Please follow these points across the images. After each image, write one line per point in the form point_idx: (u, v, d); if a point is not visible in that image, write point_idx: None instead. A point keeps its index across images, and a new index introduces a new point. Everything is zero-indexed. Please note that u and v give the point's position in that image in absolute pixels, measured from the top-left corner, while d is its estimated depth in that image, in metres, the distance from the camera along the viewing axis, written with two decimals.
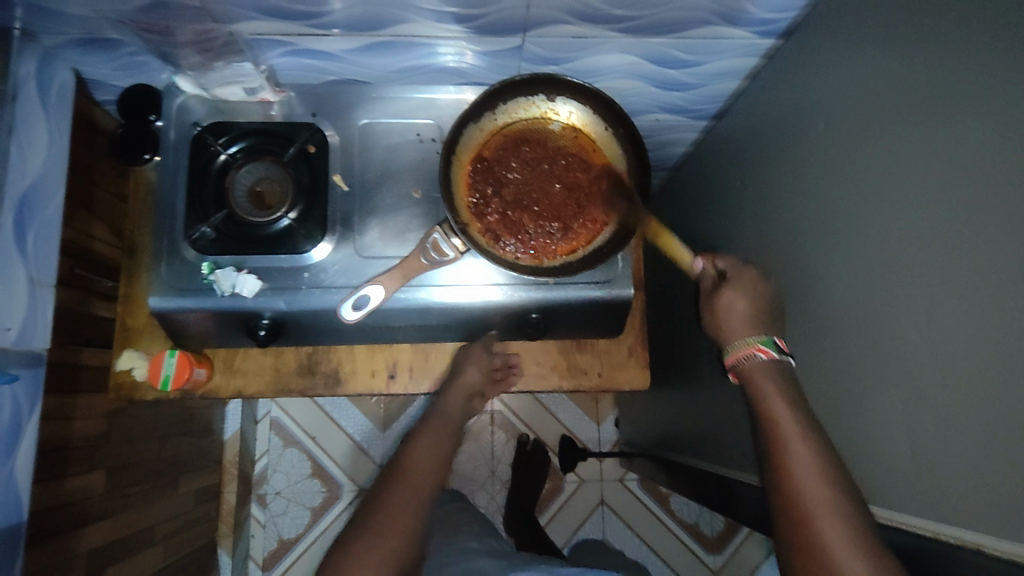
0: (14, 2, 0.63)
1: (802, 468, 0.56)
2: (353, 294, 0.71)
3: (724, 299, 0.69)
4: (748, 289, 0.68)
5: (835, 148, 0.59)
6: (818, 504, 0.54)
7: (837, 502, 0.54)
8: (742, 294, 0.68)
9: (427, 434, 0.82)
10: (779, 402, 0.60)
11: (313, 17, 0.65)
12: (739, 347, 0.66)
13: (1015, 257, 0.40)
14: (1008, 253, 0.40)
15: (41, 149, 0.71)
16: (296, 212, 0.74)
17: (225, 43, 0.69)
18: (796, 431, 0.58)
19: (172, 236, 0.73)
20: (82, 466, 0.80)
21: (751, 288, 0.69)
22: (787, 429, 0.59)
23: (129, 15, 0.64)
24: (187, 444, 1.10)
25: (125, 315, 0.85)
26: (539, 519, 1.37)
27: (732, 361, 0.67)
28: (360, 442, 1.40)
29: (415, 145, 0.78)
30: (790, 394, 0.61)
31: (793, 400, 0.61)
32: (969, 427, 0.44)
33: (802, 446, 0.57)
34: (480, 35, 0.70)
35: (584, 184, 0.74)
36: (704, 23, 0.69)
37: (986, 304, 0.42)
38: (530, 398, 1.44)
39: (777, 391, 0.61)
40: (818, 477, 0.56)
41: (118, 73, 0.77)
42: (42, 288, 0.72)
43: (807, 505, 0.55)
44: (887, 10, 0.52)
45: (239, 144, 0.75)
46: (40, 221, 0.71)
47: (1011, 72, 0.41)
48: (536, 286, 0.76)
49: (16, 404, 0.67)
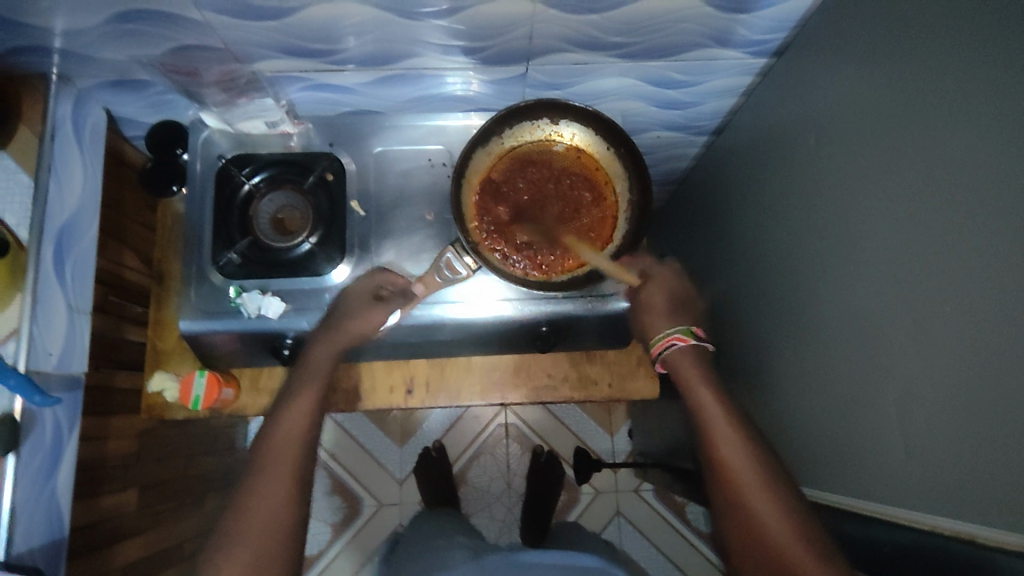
0: (52, 49, 0.67)
1: (726, 441, 0.66)
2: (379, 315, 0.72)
3: (646, 296, 0.75)
4: (663, 286, 0.75)
5: (825, 162, 0.62)
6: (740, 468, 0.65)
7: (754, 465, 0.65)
8: (659, 288, 0.75)
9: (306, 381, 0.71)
10: (702, 383, 0.70)
11: (329, 54, 0.69)
12: (659, 340, 0.73)
13: (989, 263, 0.43)
14: (983, 259, 0.43)
15: (77, 185, 0.76)
16: (316, 237, 0.78)
17: (248, 81, 0.73)
18: (717, 408, 0.68)
19: (200, 262, 0.78)
20: (115, 484, 0.84)
21: (667, 284, 0.76)
22: (709, 408, 0.68)
23: (159, 58, 0.69)
24: (212, 463, 1.13)
25: (155, 338, 0.89)
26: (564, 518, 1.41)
27: (653, 354, 0.74)
28: (379, 458, 1.43)
29: (426, 169, 0.81)
30: (711, 377, 0.70)
31: (714, 382, 0.70)
32: (960, 422, 0.46)
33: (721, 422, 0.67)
34: (486, 65, 0.74)
35: (588, 201, 0.78)
36: (698, 47, 0.72)
37: (962, 309, 0.45)
38: (543, 410, 1.47)
39: (697, 373, 0.70)
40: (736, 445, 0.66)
41: (147, 111, 0.82)
42: (79, 315, 0.76)
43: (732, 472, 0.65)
44: (868, 31, 0.55)
45: (262, 174, 0.79)
46: (77, 251, 0.75)
47: (976, 90, 0.44)
48: (545, 300, 0.79)
49: (58, 425, 0.71)
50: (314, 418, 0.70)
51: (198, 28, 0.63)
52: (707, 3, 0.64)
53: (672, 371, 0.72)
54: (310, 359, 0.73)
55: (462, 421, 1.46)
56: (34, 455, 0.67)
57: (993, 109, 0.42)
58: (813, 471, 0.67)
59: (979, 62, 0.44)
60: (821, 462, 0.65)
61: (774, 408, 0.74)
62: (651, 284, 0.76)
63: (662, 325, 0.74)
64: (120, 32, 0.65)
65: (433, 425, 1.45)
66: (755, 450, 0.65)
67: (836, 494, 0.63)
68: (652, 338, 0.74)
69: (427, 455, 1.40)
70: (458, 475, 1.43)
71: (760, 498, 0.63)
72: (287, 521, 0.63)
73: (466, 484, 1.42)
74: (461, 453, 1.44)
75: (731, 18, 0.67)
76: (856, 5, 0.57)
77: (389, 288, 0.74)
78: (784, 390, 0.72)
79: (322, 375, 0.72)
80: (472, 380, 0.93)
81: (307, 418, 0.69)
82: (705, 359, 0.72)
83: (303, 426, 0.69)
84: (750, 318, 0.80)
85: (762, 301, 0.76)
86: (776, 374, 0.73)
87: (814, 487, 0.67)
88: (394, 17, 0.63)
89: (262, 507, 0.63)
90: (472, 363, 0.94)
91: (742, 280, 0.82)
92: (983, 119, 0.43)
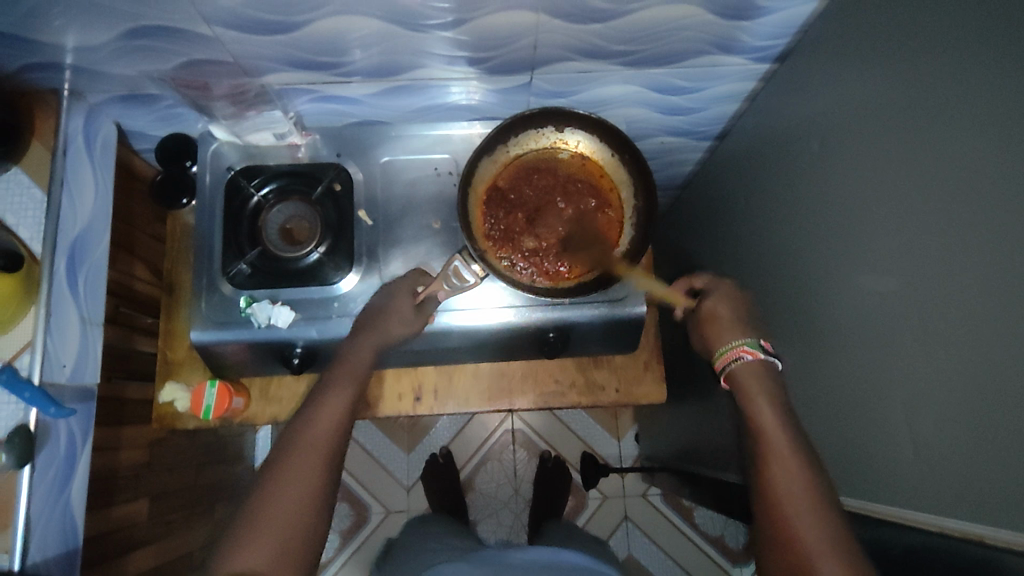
0: (64, 65, 0.69)
1: (783, 468, 0.61)
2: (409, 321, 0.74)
3: (710, 309, 0.74)
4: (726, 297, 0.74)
5: (827, 167, 0.62)
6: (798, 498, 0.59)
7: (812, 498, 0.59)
8: (721, 302, 0.74)
9: (343, 377, 0.70)
10: (764, 406, 0.65)
11: (337, 67, 0.70)
12: (729, 351, 0.70)
13: (991, 267, 0.43)
14: (986, 263, 0.44)
15: (89, 198, 0.77)
16: (325, 247, 0.79)
17: (257, 94, 0.74)
18: (778, 432, 0.63)
19: (210, 273, 0.79)
20: (127, 494, 0.84)
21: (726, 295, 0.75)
22: (771, 431, 0.63)
23: (169, 72, 0.70)
24: (222, 472, 1.14)
25: (166, 348, 0.90)
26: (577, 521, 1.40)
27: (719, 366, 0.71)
28: (387, 465, 1.44)
29: (433, 178, 0.82)
30: (779, 397, 0.66)
31: (780, 403, 0.66)
32: (967, 423, 0.46)
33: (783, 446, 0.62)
34: (491, 75, 0.75)
35: (593, 207, 0.78)
36: (701, 53, 0.73)
37: (966, 312, 0.46)
38: (549, 415, 1.47)
39: (764, 389, 0.67)
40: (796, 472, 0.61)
41: (157, 124, 0.83)
42: (92, 327, 0.77)
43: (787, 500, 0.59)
44: (869, 37, 0.56)
45: (271, 186, 0.81)
46: (89, 264, 0.76)
47: (975, 96, 0.44)
48: (552, 306, 0.79)
49: (72, 436, 0.71)
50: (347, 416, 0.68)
51: (207, 42, 0.64)
52: (710, 10, 0.65)
53: (735, 386, 0.69)
54: (349, 355, 0.71)
55: (469, 427, 1.46)
56: (48, 467, 0.67)
57: (993, 113, 0.43)
58: None
59: (979, 67, 0.44)
60: (829, 466, 0.65)
61: None
62: (713, 296, 0.75)
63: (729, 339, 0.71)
64: (130, 47, 0.66)
65: (440, 432, 1.46)
66: (815, 483, 0.60)
67: (845, 497, 0.63)
68: (720, 348, 0.71)
69: (434, 461, 1.41)
70: (465, 481, 1.43)
71: (815, 533, 0.57)
72: (309, 528, 0.61)
73: (473, 491, 1.42)
74: (468, 459, 1.44)
75: (733, 25, 0.68)
76: (858, 11, 0.58)
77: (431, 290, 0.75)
78: (790, 394, 0.72)
79: (359, 372, 0.71)
80: (480, 386, 0.94)
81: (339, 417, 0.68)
82: (772, 377, 0.68)
83: (334, 424, 0.67)
84: None
85: (767, 305, 0.77)
86: (782, 378, 0.73)
87: None
88: (401, 29, 0.64)
89: (284, 513, 0.60)
90: (480, 370, 0.95)
91: (745, 284, 0.83)
92: (983, 124, 0.44)
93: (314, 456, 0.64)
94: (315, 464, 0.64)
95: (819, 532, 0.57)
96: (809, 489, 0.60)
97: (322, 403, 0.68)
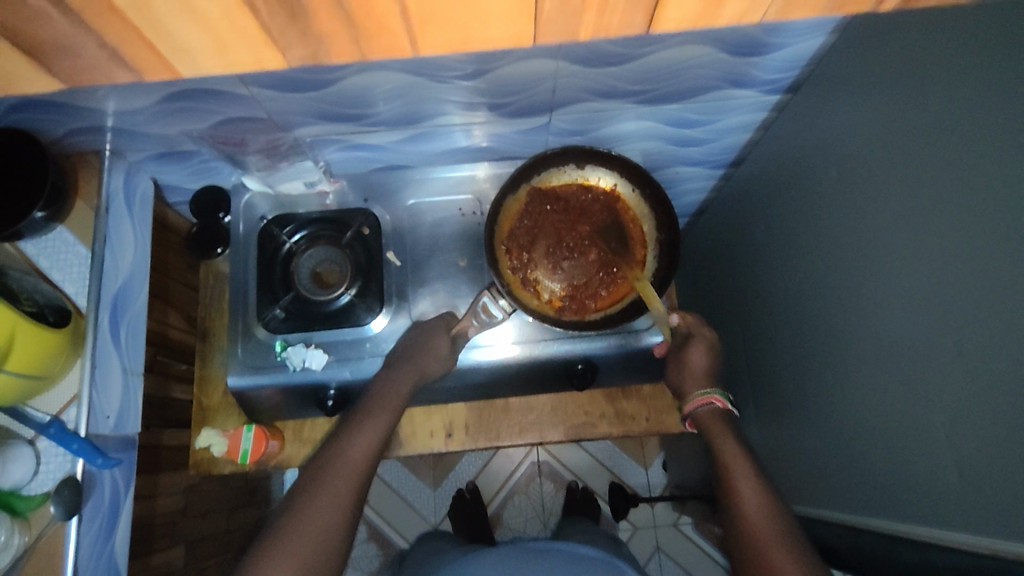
0: (106, 128, 0.72)
1: (744, 492, 0.65)
2: (450, 337, 0.77)
3: (690, 358, 0.78)
4: (705, 346, 0.79)
5: (842, 195, 0.63)
6: (757, 516, 0.63)
7: (772, 515, 0.63)
8: (701, 351, 0.78)
9: (373, 417, 0.71)
10: (727, 437, 0.71)
11: (363, 117, 0.73)
12: (698, 397, 0.75)
13: (1013, 290, 0.44)
14: (1009, 286, 0.44)
15: (129, 250, 0.79)
16: (355, 289, 0.81)
17: (290, 147, 0.78)
18: (741, 459, 0.68)
19: (245, 319, 0.81)
20: (164, 541, 0.84)
21: (708, 345, 0.79)
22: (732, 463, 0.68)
23: (206, 130, 0.74)
24: (254, 515, 1.13)
25: (202, 395, 0.93)
26: (620, 535, 1.40)
27: (686, 411, 0.76)
28: (414, 502, 1.43)
29: (457, 218, 0.85)
30: (735, 431, 0.72)
31: (738, 436, 0.71)
32: (999, 441, 0.47)
33: (746, 474, 0.66)
34: (511, 118, 0.77)
35: (618, 239, 0.79)
36: (715, 88, 0.75)
37: (994, 332, 0.46)
38: (575, 447, 1.46)
39: (723, 429, 0.72)
40: (755, 496, 0.64)
41: (191, 178, 0.87)
42: (133, 377, 0.79)
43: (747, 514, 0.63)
44: (879, 68, 0.58)
45: (302, 232, 0.83)
46: (130, 315, 0.78)
47: (985, 124, 0.46)
48: (579, 338, 0.80)
49: (116, 487, 0.72)
50: (376, 451, 0.69)
51: (242, 101, 0.68)
52: (722, 49, 0.68)
53: (701, 429, 0.74)
54: (382, 391, 0.73)
55: (494, 462, 1.46)
56: (95, 515, 0.68)
57: (1002, 139, 0.44)
58: (858, 498, 0.67)
59: (988, 93, 0.46)
60: (864, 490, 0.65)
61: (812, 437, 0.74)
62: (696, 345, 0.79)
63: (695, 387, 0.77)
64: (169, 109, 0.69)
65: (465, 467, 1.46)
66: (773, 504, 0.64)
67: (881, 519, 0.63)
68: (687, 397, 0.77)
69: (461, 496, 1.40)
70: (493, 516, 1.42)
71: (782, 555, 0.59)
72: (333, 555, 0.61)
73: (502, 526, 1.41)
74: (495, 494, 1.44)
75: (744, 61, 0.70)
76: (866, 44, 0.60)
77: (469, 326, 0.78)
78: (820, 418, 0.72)
79: (394, 407, 0.72)
80: (510, 420, 0.95)
81: (370, 453, 0.68)
82: (733, 421, 0.74)
83: (364, 464, 0.67)
84: (779, 347, 0.81)
85: (789, 330, 0.77)
86: (811, 402, 0.74)
87: (863, 514, 0.66)
88: (425, 81, 0.67)
89: (314, 536, 0.60)
90: (509, 404, 0.95)
91: (765, 309, 0.83)
92: (990, 152, 0.45)
93: (345, 493, 0.64)
94: (344, 498, 0.64)
95: (777, 533, 0.61)
96: (763, 493, 0.65)
97: (359, 443, 0.68)
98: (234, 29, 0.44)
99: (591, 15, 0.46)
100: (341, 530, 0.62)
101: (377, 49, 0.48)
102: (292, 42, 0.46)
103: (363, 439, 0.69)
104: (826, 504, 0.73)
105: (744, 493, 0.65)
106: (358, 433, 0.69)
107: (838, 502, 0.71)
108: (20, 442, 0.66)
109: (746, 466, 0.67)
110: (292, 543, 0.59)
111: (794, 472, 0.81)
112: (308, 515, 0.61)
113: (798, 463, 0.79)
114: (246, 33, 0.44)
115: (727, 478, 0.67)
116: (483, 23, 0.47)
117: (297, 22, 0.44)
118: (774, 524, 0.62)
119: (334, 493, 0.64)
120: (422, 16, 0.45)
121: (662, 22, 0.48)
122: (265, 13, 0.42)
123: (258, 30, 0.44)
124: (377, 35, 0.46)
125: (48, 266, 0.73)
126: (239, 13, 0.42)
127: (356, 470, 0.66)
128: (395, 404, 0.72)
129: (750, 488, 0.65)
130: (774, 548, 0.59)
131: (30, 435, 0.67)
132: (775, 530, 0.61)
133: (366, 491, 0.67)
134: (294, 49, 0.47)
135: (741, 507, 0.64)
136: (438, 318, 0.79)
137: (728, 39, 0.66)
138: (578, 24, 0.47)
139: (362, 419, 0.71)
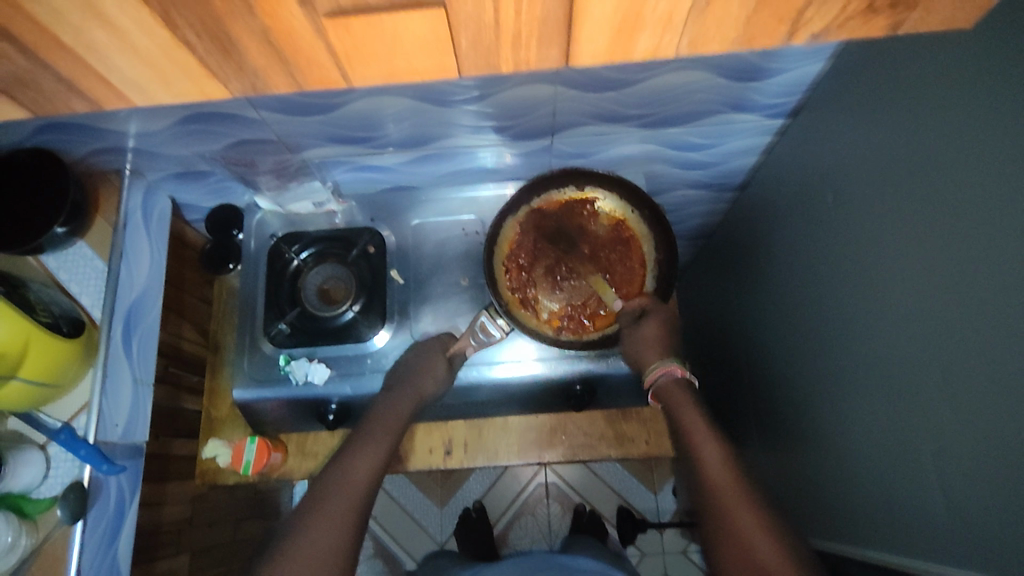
0: (127, 147, 0.76)
1: (711, 464, 0.64)
2: (448, 356, 0.78)
3: (645, 329, 0.74)
4: (662, 319, 0.75)
5: (840, 220, 0.63)
6: (725, 488, 0.62)
7: (743, 489, 0.61)
8: (658, 324, 0.74)
9: (369, 432, 0.72)
10: (689, 405, 0.70)
11: (370, 140, 0.76)
12: (656, 368, 0.73)
13: (1000, 322, 0.43)
14: (997, 317, 0.44)
15: (145, 263, 0.83)
16: (359, 304, 0.83)
17: (299, 168, 0.83)
18: (705, 432, 0.67)
19: (253, 333, 0.84)
20: (169, 549, 0.86)
21: (666, 320, 0.75)
22: (696, 436, 0.67)
23: (220, 152, 0.78)
24: (262, 527, 1.14)
25: (210, 406, 0.97)
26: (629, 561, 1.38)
27: (645, 384, 0.74)
28: (421, 519, 1.43)
29: (460, 238, 0.86)
30: (700, 403, 0.71)
31: (702, 407, 0.70)
32: (993, 475, 0.45)
33: (711, 448, 0.65)
34: (516, 140, 0.79)
35: (617, 261, 0.79)
36: (716, 113, 0.76)
37: (984, 365, 0.45)
38: (583, 469, 1.45)
39: (684, 396, 0.71)
40: (723, 469, 0.64)
41: (208, 197, 0.91)
42: (143, 387, 0.81)
43: (716, 491, 0.62)
44: (877, 94, 0.58)
45: (310, 250, 0.86)
46: (142, 327, 0.81)
47: (973, 156, 0.46)
48: (579, 358, 0.80)
49: (121, 493, 0.75)
50: (376, 466, 0.70)
51: (254, 125, 0.71)
52: (719, 75, 0.68)
53: (663, 401, 0.72)
54: (381, 408, 0.75)
55: (502, 481, 1.45)
56: (99, 521, 0.71)
57: (998, 162, 0.43)
58: (855, 530, 0.65)
59: (979, 123, 0.45)
60: (859, 520, 0.64)
61: (809, 466, 0.73)
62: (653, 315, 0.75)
63: (652, 357, 0.74)
64: (185, 131, 0.72)
65: (473, 486, 1.45)
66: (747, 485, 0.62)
67: (874, 551, 0.62)
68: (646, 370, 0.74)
69: (468, 516, 1.40)
70: (499, 536, 1.41)
71: (760, 535, 0.58)
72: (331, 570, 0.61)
73: (508, 547, 1.40)
74: (502, 514, 1.43)
75: (743, 86, 0.71)
76: (863, 70, 0.60)
77: (465, 344, 0.78)
78: (818, 446, 0.70)
79: (392, 423, 0.73)
80: (509, 439, 0.95)
81: (367, 467, 0.69)
82: (695, 393, 0.73)
83: (363, 478, 0.68)
84: (779, 371, 0.80)
85: (788, 354, 0.76)
86: (810, 429, 0.72)
87: (857, 545, 0.65)
88: (428, 106, 0.69)
89: (309, 550, 0.61)
90: (509, 423, 0.96)
91: (766, 334, 0.83)
92: (979, 183, 0.45)
93: (341, 506, 0.65)
94: (340, 514, 0.64)
95: (746, 505, 0.60)
96: (729, 465, 0.64)
97: (357, 453, 0.70)
98: (177, 65, 0.49)
99: (507, 51, 0.50)
100: (342, 540, 0.63)
101: (312, 81, 0.52)
102: (230, 75, 0.51)
103: (358, 453, 0.70)
104: (825, 534, 0.71)
105: (712, 468, 0.64)
106: (357, 450, 0.70)
107: (834, 532, 0.69)
108: (32, 447, 0.68)
109: (709, 433, 0.67)
110: (289, 559, 0.60)
111: (791, 501, 0.79)
112: (304, 529, 0.63)
113: (796, 492, 0.78)
114: (190, 66, 0.50)
115: (693, 454, 0.66)
116: (403, 57, 0.50)
117: (239, 55, 0.49)
118: (753, 508, 0.60)
119: (329, 507, 0.64)
120: (348, 53, 0.49)
121: (577, 56, 0.52)
122: (201, 50, 0.47)
123: (199, 62, 0.49)
124: (311, 70, 0.50)
125: (67, 278, 0.76)
126: (183, 49, 0.47)
127: (353, 482, 0.67)
128: (394, 419, 0.74)
129: (714, 454, 0.65)
130: (744, 521, 0.59)
131: (42, 440, 0.70)
132: (748, 505, 0.60)
133: (368, 506, 0.67)
134: (236, 83, 0.52)
135: (707, 477, 0.64)
136: (438, 338, 0.80)
137: (725, 65, 0.67)
138: (496, 59, 0.51)
139: (359, 434, 0.72)
